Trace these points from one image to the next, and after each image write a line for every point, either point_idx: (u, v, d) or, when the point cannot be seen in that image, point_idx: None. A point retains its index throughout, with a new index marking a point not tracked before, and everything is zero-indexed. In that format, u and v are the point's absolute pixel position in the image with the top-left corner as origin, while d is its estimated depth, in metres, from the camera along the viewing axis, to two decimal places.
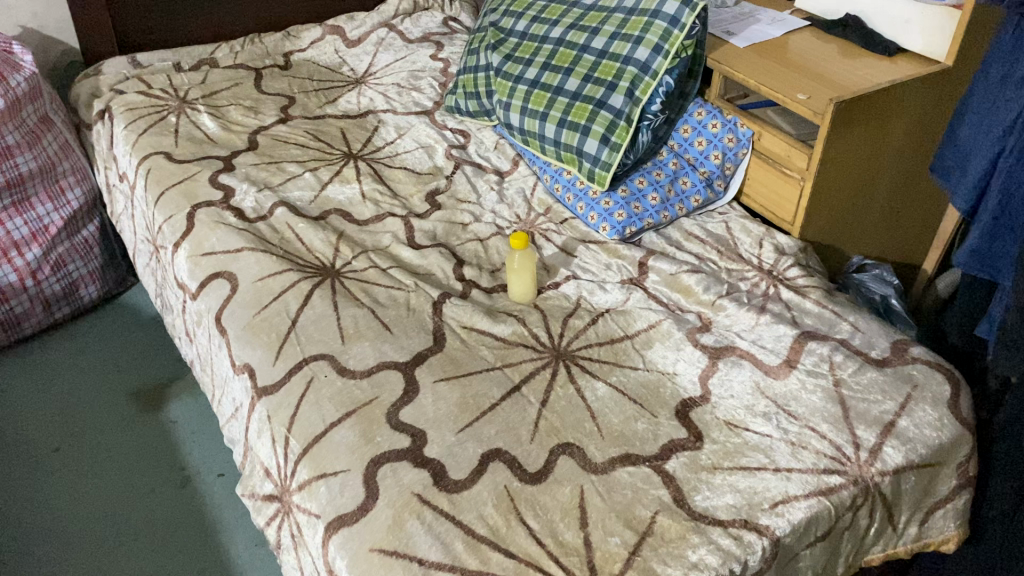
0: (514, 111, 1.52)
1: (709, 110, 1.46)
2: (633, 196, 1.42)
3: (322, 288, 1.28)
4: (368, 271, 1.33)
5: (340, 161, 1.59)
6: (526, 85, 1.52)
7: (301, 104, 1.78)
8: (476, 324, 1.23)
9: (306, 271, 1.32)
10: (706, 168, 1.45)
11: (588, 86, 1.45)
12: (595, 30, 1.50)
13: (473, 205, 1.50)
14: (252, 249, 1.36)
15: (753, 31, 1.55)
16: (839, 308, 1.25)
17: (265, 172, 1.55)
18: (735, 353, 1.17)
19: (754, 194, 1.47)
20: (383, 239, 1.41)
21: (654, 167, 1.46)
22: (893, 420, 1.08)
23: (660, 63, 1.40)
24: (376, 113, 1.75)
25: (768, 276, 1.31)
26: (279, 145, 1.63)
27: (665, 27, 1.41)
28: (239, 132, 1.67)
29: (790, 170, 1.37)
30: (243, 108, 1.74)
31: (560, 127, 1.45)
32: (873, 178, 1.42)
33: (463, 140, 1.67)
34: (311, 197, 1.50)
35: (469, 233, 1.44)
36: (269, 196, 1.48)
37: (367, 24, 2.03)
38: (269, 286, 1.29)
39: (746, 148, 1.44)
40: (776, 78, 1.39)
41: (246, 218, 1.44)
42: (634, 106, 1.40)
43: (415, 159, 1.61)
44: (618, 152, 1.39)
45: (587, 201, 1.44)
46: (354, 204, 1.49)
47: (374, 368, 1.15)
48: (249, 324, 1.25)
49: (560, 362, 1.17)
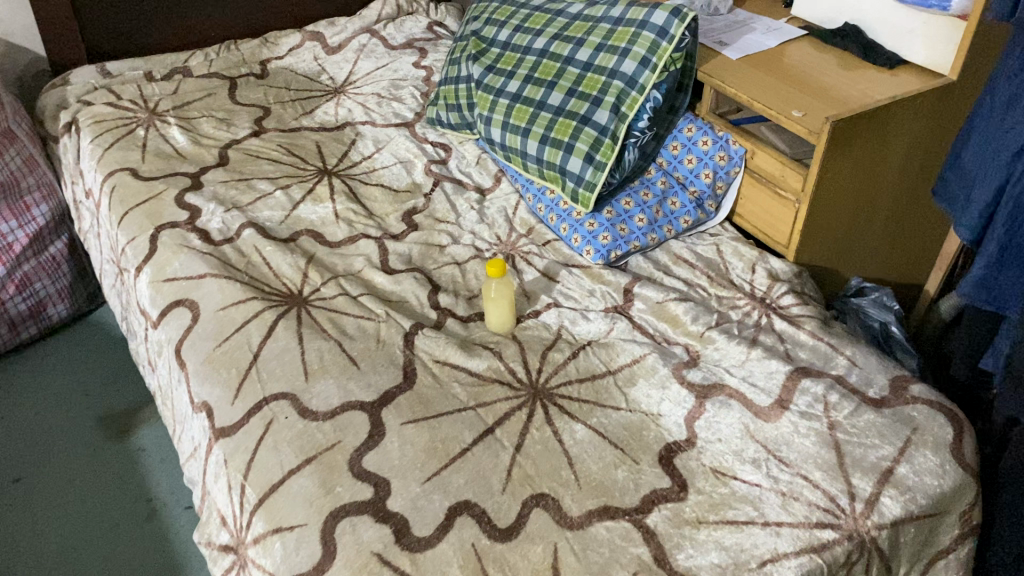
0: (495, 126, 1.45)
1: (699, 126, 1.38)
2: (619, 218, 1.34)
3: (287, 318, 1.21)
4: (337, 298, 1.26)
5: (313, 178, 1.51)
6: (508, 98, 1.44)
7: (276, 116, 1.71)
8: (449, 358, 1.16)
9: (271, 299, 1.25)
10: (696, 187, 1.38)
11: (572, 101, 1.37)
12: (579, 41, 1.42)
13: (451, 225, 1.43)
14: (215, 275, 1.29)
15: (747, 41, 1.47)
16: (835, 341, 1.17)
17: (234, 190, 1.48)
18: (724, 391, 1.10)
19: (747, 214, 1.39)
20: (355, 263, 1.34)
21: (641, 186, 1.38)
22: (891, 467, 1.01)
23: (647, 77, 1.33)
24: (354, 126, 1.68)
25: (760, 304, 1.24)
26: (250, 160, 1.56)
27: (653, 38, 1.33)
28: (209, 146, 1.60)
29: (785, 191, 1.29)
30: (214, 120, 1.67)
31: (543, 144, 1.37)
32: (873, 198, 1.34)
33: (443, 154, 1.59)
34: (281, 217, 1.43)
35: (446, 256, 1.36)
36: (237, 216, 1.41)
37: (348, 30, 1.95)
38: (231, 317, 1.22)
39: (738, 167, 1.36)
40: (770, 93, 1.31)
41: (211, 241, 1.36)
42: (620, 122, 1.33)
43: (393, 176, 1.53)
44: (603, 171, 1.32)
45: (571, 223, 1.37)
46: (327, 225, 1.42)
47: (338, 409, 1.08)
48: (209, 357, 1.18)
49: (537, 401, 1.10)
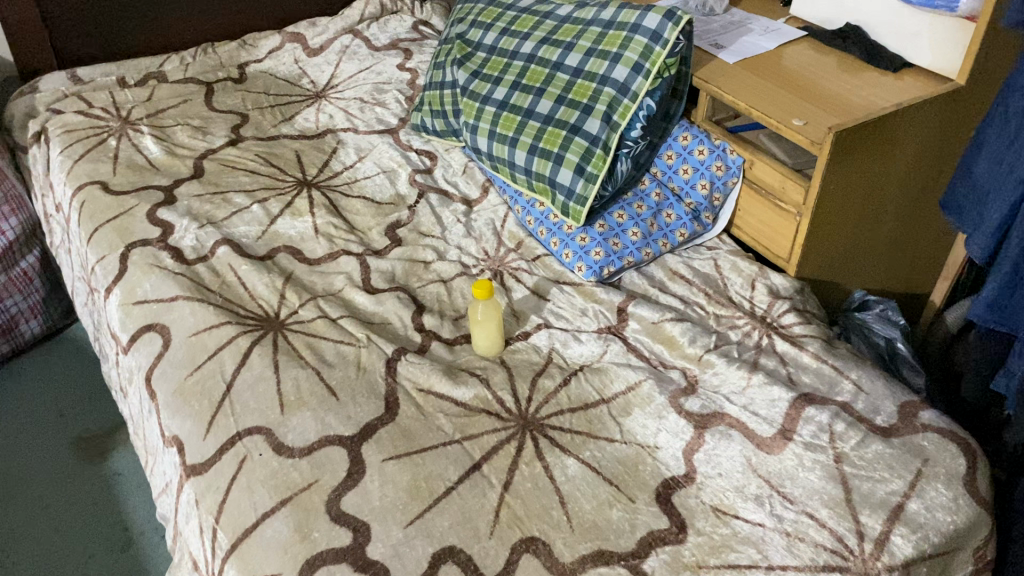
0: (481, 135, 1.38)
1: (695, 134, 1.32)
2: (612, 232, 1.28)
3: (263, 344, 1.15)
4: (316, 321, 1.19)
5: (292, 190, 1.45)
6: (494, 106, 1.38)
7: (255, 123, 1.64)
8: (434, 386, 1.10)
9: (246, 323, 1.19)
10: (692, 198, 1.32)
11: (561, 109, 1.31)
12: (569, 45, 1.36)
13: (436, 239, 1.36)
14: (187, 297, 1.22)
15: (744, 44, 1.40)
16: (840, 363, 1.11)
17: (209, 204, 1.41)
18: (724, 421, 1.04)
19: (745, 226, 1.33)
20: (335, 282, 1.28)
21: (634, 198, 1.32)
22: (901, 503, 0.95)
23: (640, 84, 1.26)
24: (336, 133, 1.61)
25: (760, 323, 1.18)
26: (226, 172, 1.49)
27: (646, 42, 1.27)
28: (184, 156, 1.53)
29: (786, 204, 1.23)
30: (190, 129, 1.60)
31: (531, 154, 1.31)
32: (877, 209, 1.28)
33: (429, 163, 1.53)
34: (258, 233, 1.36)
35: (431, 273, 1.30)
36: (212, 233, 1.35)
37: (330, 31, 1.88)
38: (203, 343, 1.16)
39: (736, 177, 1.30)
40: (769, 100, 1.25)
41: (184, 260, 1.30)
42: (612, 131, 1.27)
43: (375, 187, 1.47)
44: (595, 183, 1.25)
45: (562, 237, 1.30)
46: (306, 240, 1.36)
47: (316, 444, 1.02)
48: (180, 388, 1.12)
49: (527, 433, 1.04)
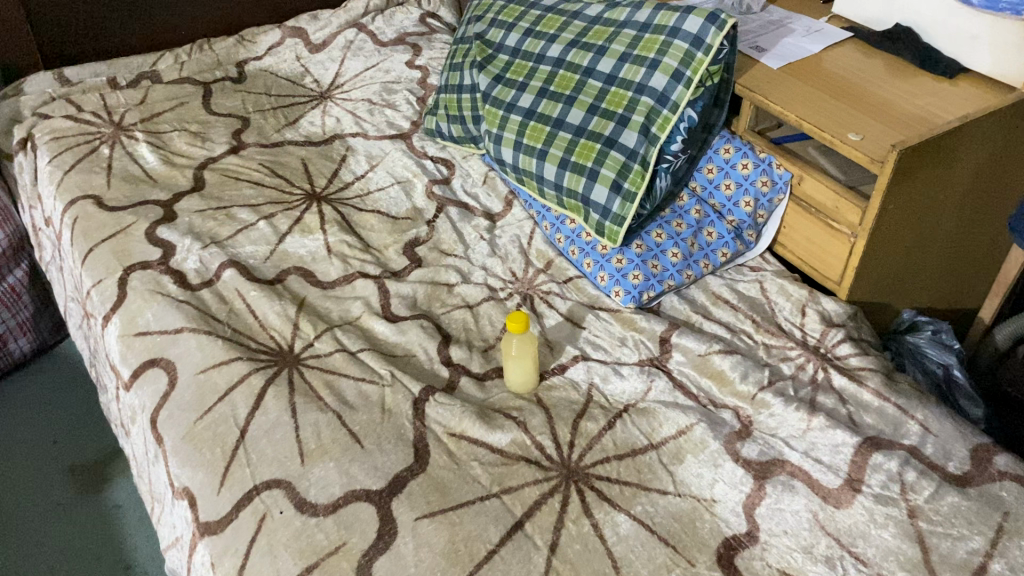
0: (506, 145, 1.29)
1: (738, 146, 1.23)
2: (651, 253, 1.19)
3: (278, 384, 1.06)
4: (334, 356, 1.10)
5: (301, 204, 1.35)
6: (520, 114, 1.28)
7: (257, 128, 1.54)
8: (466, 431, 1.01)
9: (257, 358, 1.09)
10: (734, 216, 1.23)
11: (594, 120, 1.21)
12: (601, 48, 1.26)
13: (459, 259, 1.27)
14: (193, 329, 1.13)
15: (786, 46, 1.31)
16: (903, 401, 1.03)
17: (212, 220, 1.31)
18: (786, 470, 0.96)
19: (791, 244, 1.25)
20: (353, 309, 1.18)
21: (673, 215, 1.23)
22: (985, 564, 0.87)
23: (681, 93, 1.17)
24: (344, 138, 1.51)
25: (814, 355, 1.10)
26: (229, 184, 1.39)
27: (686, 47, 1.18)
28: (182, 166, 1.43)
29: (839, 224, 1.15)
30: (187, 135, 1.50)
31: (562, 169, 1.21)
32: (934, 228, 1.20)
33: (446, 172, 1.43)
34: (266, 253, 1.27)
35: (455, 298, 1.21)
36: (217, 254, 1.25)
37: (333, 25, 1.77)
38: (213, 381, 1.07)
39: (783, 193, 1.21)
40: (821, 112, 1.15)
41: (188, 285, 1.20)
42: (651, 145, 1.17)
43: (390, 200, 1.37)
44: (634, 202, 1.16)
45: (596, 257, 1.21)
46: (318, 261, 1.26)
47: (341, 500, 0.94)
48: (189, 433, 1.03)
49: (571, 484, 0.95)
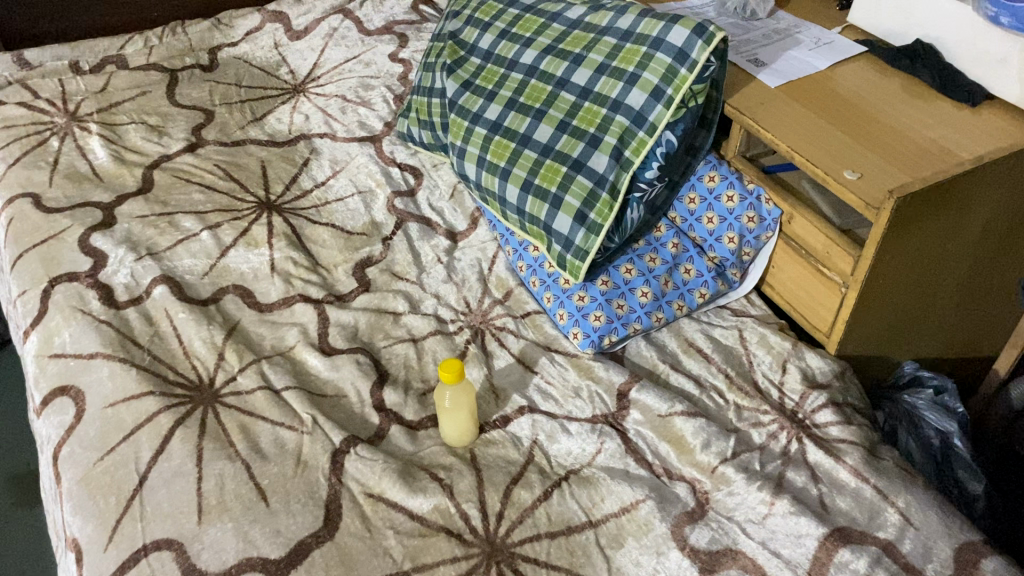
0: (469, 160, 1.16)
1: (724, 174, 1.09)
2: (618, 291, 1.07)
3: (187, 425, 0.96)
4: (255, 394, 1.00)
5: (251, 212, 1.25)
6: (485, 126, 1.16)
7: (219, 123, 1.43)
8: (386, 492, 0.90)
9: (171, 393, 1.00)
10: (716, 252, 1.10)
11: (563, 139, 1.09)
12: (578, 57, 1.13)
13: (411, 284, 1.16)
14: (108, 355, 1.03)
15: (790, 60, 1.17)
16: (884, 484, 0.90)
17: (152, 228, 1.22)
18: (738, 563, 0.84)
19: (779, 286, 1.11)
20: (286, 338, 1.08)
21: (647, 247, 1.10)
22: None
23: (660, 114, 1.04)
24: (310, 139, 1.40)
25: (790, 422, 0.97)
26: (178, 187, 1.29)
27: (669, 62, 1.04)
28: (133, 164, 1.33)
29: (831, 271, 1.01)
30: (144, 129, 1.40)
31: (525, 192, 1.09)
32: (940, 279, 1.06)
33: (413, 183, 1.31)
34: (204, 268, 1.17)
35: (400, 330, 1.10)
36: (151, 267, 1.16)
37: (317, 9, 1.64)
38: (120, 418, 0.97)
39: (771, 230, 1.07)
40: (816, 143, 1.02)
41: (113, 302, 1.11)
42: (623, 171, 1.04)
43: (347, 211, 1.26)
44: (599, 235, 1.04)
45: (557, 293, 1.09)
46: (259, 279, 1.16)
47: (234, 568, 0.83)
48: (86, 476, 0.93)
49: (493, 565, 0.84)
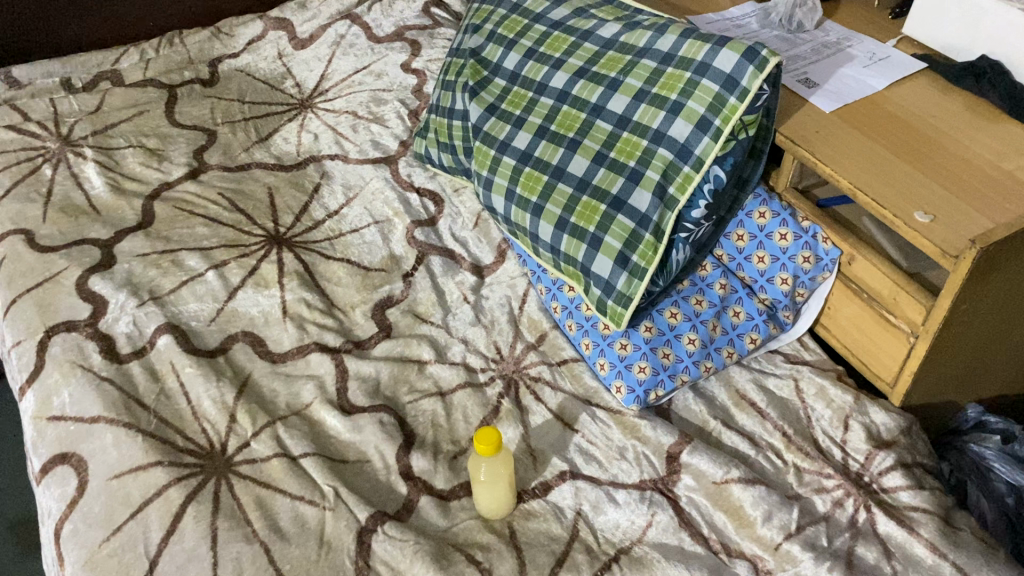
0: (496, 192, 1.07)
1: (776, 209, 0.99)
2: (663, 338, 0.98)
3: (200, 500, 0.88)
4: (272, 463, 0.92)
5: (260, 247, 1.16)
6: (514, 156, 1.07)
7: (222, 145, 1.34)
8: None
9: (180, 463, 0.91)
10: (767, 293, 1.01)
11: (600, 172, 0.99)
12: (614, 81, 1.03)
13: (436, 328, 1.07)
14: (111, 420, 0.95)
15: (843, 79, 1.07)
16: (964, 561, 0.82)
17: (155, 268, 1.13)
18: None
19: (836, 328, 1.02)
20: (303, 394, 1.00)
21: (692, 289, 1.01)
22: None
23: (707, 147, 0.94)
24: (320, 162, 1.31)
25: (856, 487, 0.89)
26: (181, 220, 1.20)
27: (717, 90, 0.94)
28: (132, 194, 1.25)
29: (897, 318, 0.92)
30: (142, 153, 1.31)
31: (560, 230, 1.00)
32: (1016, 321, 0.96)
33: (432, 210, 1.22)
34: (211, 313, 1.09)
35: (426, 381, 1.02)
36: (154, 314, 1.07)
37: (322, 15, 1.54)
38: (127, 492, 0.89)
39: (829, 270, 0.98)
40: (881, 177, 0.92)
41: (116, 356, 1.02)
42: (667, 210, 0.95)
43: (364, 244, 1.17)
44: (642, 280, 0.95)
45: (597, 339, 1.01)
46: (271, 325, 1.08)
47: None
48: (92, 560, 0.85)
49: None
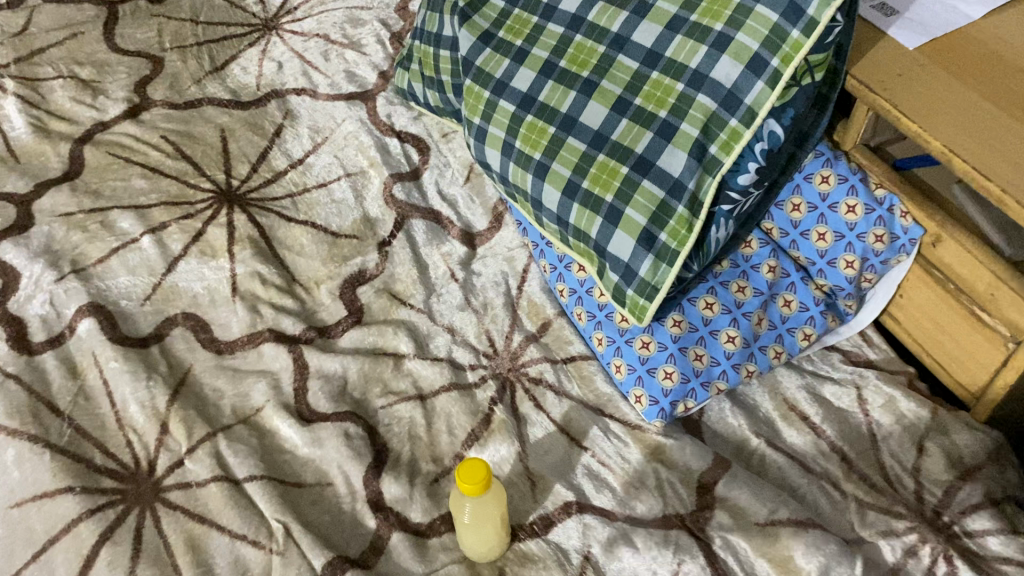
0: (492, 146, 0.87)
1: (842, 173, 0.79)
2: (694, 335, 0.79)
3: (116, 541, 0.71)
4: (209, 489, 0.75)
5: (207, 204, 0.96)
6: (514, 100, 0.85)
7: (170, 75, 1.13)
8: None
9: (96, 488, 0.74)
10: (827, 279, 0.80)
11: (621, 124, 0.78)
12: (641, 5, 0.80)
13: (417, 312, 0.88)
14: (13, 431, 0.76)
15: (928, 5, 0.85)
16: None
17: (81, 231, 0.94)
18: None
19: (907, 320, 0.83)
20: (252, 395, 0.82)
21: (733, 271, 0.81)
22: None
23: (760, 95, 0.73)
24: (284, 97, 1.10)
25: (934, 530, 0.70)
26: (115, 169, 1.00)
27: (775, 20, 0.72)
28: (59, 137, 1.04)
29: (992, 318, 0.73)
30: (74, 85, 1.10)
31: (569, 198, 0.80)
32: None
33: (416, 161, 1.02)
34: (146, 289, 0.90)
35: (403, 381, 0.84)
36: (76, 290, 0.88)
37: None
38: (29, 527, 0.71)
39: (905, 252, 0.78)
40: (981, 138, 0.71)
41: (26, 344, 0.84)
42: (706, 175, 0.74)
43: (332, 202, 0.97)
44: (672, 265, 0.75)
45: (612, 335, 0.81)
46: (217, 304, 0.89)
47: None
48: None
49: None
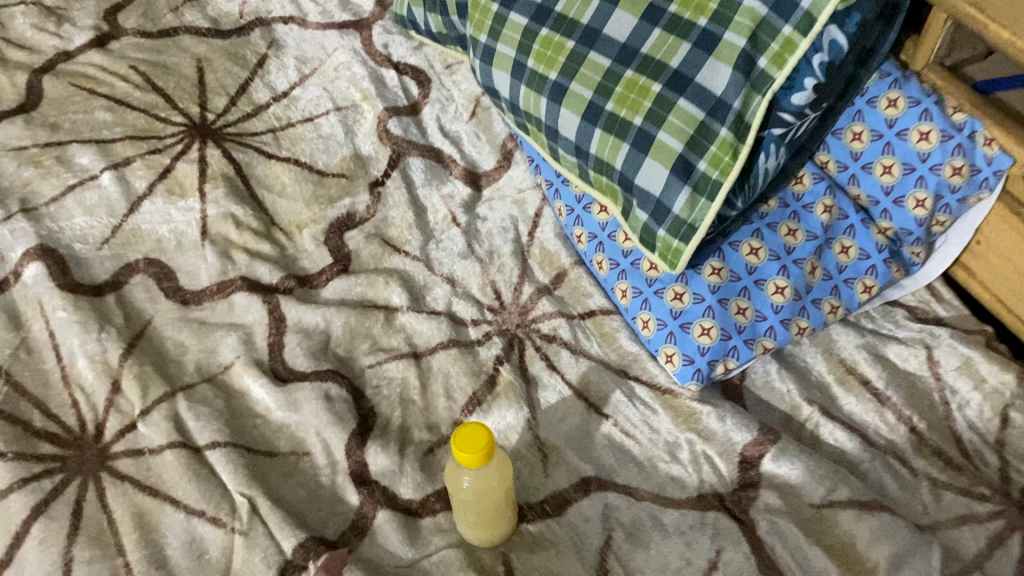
0: (500, 68, 0.75)
1: (913, 96, 0.66)
2: (737, 286, 0.67)
3: (51, 516, 0.60)
4: (164, 458, 0.64)
5: (177, 139, 0.85)
6: (527, 13, 0.73)
7: (143, 3, 1.01)
8: None
9: (32, 454, 0.63)
10: (892, 221, 0.68)
11: (653, 36, 0.66)
12: None
13: (412, 260, 0.77)
14: None
15: None
16: None
17: (33, 167, 0.82)
18: None
19: (986, 272, 0.70)
20: (220, 351, 0.71)
21: (782, 212, 0.69)
22: None
23: None
24: (268, 26, 0.98)
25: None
26: (76, 101, 0.89)
27: None
28: (15, 66, 0.92)
29: None
30: (36, 12, 0.98)
31: (590, 123, 0.68)
32: None
33: (415, 95, 0.90)
34: (104, 232, 0.79)
35: (394, 338, 0.72)
36: (24, 231, 0.76)
37: None
38: None
39: (987, 189, 0.66)
40: None
41: None
42: (755, 93, 0.62)
43: (319, 138, 0.85)
44: (712, 199, 0.63)
45: (639, 286, 0.70)
46: (184, 249, 0.78)
47: None
48: None
49: None
